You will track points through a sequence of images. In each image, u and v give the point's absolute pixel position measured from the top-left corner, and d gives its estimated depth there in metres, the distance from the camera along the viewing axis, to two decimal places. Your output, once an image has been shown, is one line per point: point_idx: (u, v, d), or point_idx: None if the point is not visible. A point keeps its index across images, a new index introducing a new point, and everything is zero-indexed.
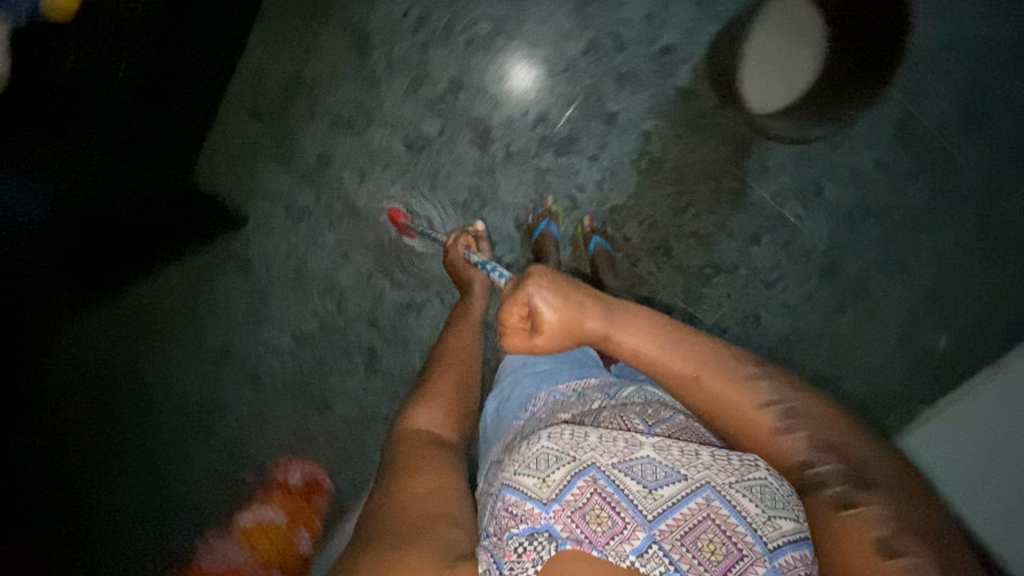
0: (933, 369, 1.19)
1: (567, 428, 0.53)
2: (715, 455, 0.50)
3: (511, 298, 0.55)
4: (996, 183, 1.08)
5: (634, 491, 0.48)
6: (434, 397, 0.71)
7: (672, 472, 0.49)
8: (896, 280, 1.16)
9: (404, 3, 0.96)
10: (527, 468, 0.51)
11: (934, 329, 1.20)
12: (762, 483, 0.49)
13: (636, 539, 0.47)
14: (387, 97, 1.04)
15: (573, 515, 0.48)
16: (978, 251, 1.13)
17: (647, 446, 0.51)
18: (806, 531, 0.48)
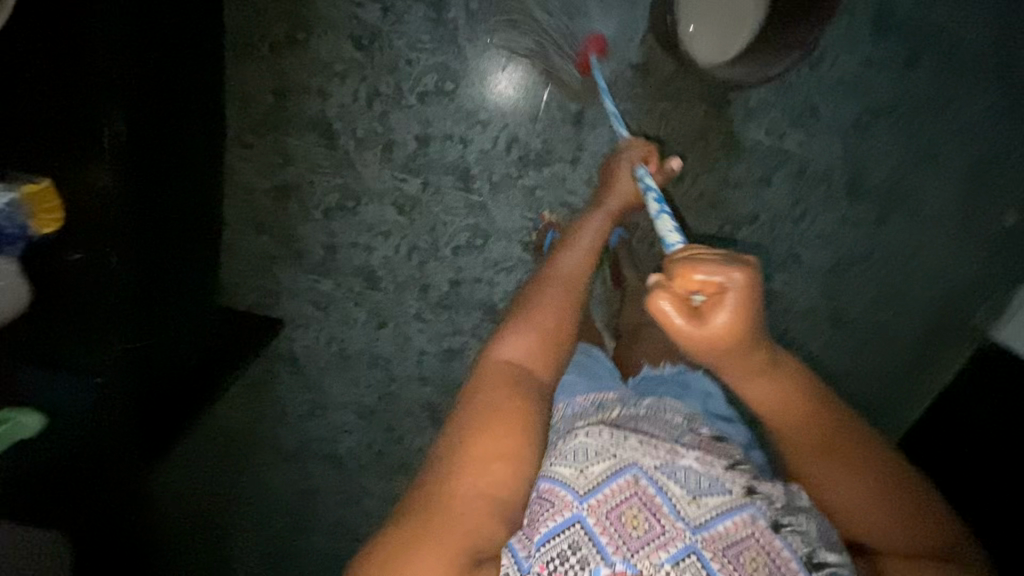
0: (991, 247, 1.13)
1: (605, 429, 0.61)
2: (753, 475, 0.61)
3: (721, 267, 0.48)
4: (1006, 37, 0.99)
5: (676, 496, 0.57)
6: (525, 320, 0.65)
7: (715, 483, 0.59)
8: (932, 171, 1.08)
9: (351, 84, 1.00)
10: (566, 464, 0.59)
11: (991, 208, 1.11)
12: (797, 510, 0.59)
13: (672, 547, 0.55)
14: (365, 173, 1.07)
15: (610, 509, 0.55)
16: (1009, 113, 1.04)
17: (689, 457, 0.60)
18: (820, 550, 0.58)
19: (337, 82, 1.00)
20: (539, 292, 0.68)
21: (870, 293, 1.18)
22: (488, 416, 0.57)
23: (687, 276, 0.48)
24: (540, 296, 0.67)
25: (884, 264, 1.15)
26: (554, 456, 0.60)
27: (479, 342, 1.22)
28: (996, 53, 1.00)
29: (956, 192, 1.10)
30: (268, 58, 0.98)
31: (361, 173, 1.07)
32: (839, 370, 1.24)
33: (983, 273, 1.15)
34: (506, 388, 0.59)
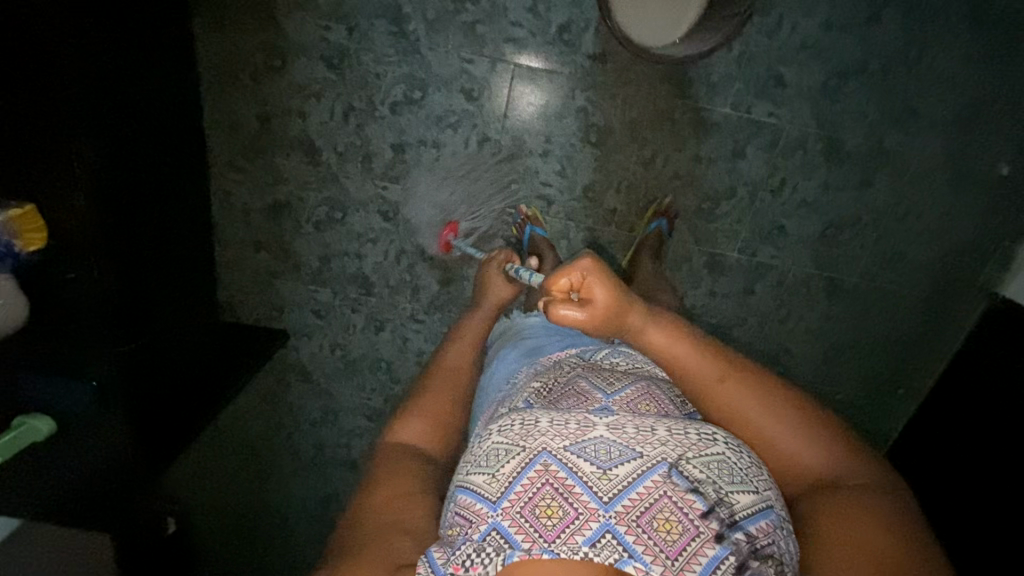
0: (988, 199, 1.10)
1: (517, 420, 0.58)
2: (670, 433, 0.55)
3: (575, 263, 0.57)
4: None
5: (589, 473, 0.52)
6: (425, 409, 0.74)
7: (628, 451, 0.53)
8: (914, 127, 1.05)
9: (327, 103, 1.07)
10: (480, 468, 0.56)
11: (981, 157, 1.08)
12: (719, 460, 0.53)
13: (587, 530, 0.50)
14: (349, 184, 1.13)
15: (523, 507, 0.52)
16: (989, 59, 1.01)
17: (600, 427, 0.56)
18: (761, 501, 0.52)
19: (314, 102, 1.07)
20: (431, 386, 0.78)
21: (866, 257, 1.15)
22: (383, 487, 0.62)
23: (556, 279, 0.58)
24: (427, 391, 0.78)
25: (877, 227, 1.12)
26: (471, 463, 0.57)
27: None
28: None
29: (942, 146, 1.07)
30: (250, 85, 1.06)
31: (345, 185, 1.13)
32: (843, 339, 1.21)
33: (982, 226, 1.12)
34: (403, 465, 0.66)
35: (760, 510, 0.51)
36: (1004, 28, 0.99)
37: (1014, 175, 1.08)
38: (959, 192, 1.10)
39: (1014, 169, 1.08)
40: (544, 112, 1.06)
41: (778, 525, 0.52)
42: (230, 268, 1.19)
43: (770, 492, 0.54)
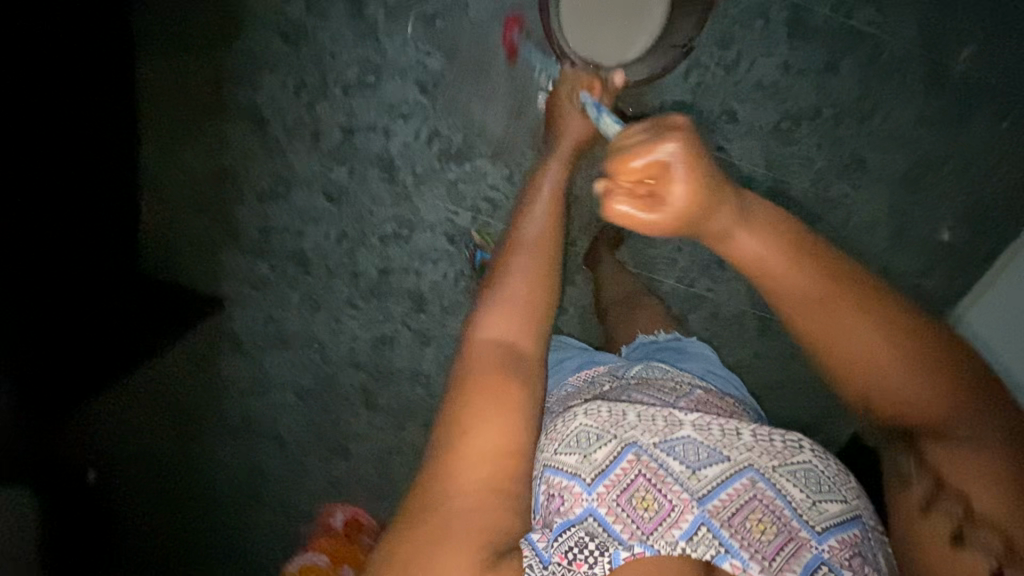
0: (927, 261, 1.10)
1: (604, 406, 0.57)
2: (757, 437, 0.54)
3: (653, 142, 0.47)
4: (931, 45, 0.96)
5: (677, 471, 0.51)
6: (499, 299, 0.57)
7: (716, 453, 0.52)
8: (861, 182, 1.06)
9: (280, 76, 1.06)
10: (568, 447, 0.54)
11: (924, 219, 1.08)
12: (807, 469, 0.53)
13: (683, 522, 0.49)
14: (296, 160, 1.12)
15: (618, 494, 0.50)
16: (941, 123, 1.01)
17: (688, 426, 0.54)
18: (851, 511, 0.51)
19: (267, 74, 1.06)
20: (507, 266, 0.59)
21: None
22: (439, 437, 0.50)
23: (625, 162, 0.48)
24: (507, 268, 0.59)
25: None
26: (556, 441, 0.55)
27: (409, 331, 1.24)
28: (925, 60, 0.97)
29: (887, 204, 1.07)
30: (204, 46, 1.04)
31: (292, 160, 1.11)
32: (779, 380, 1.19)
33: (918, 287, 1.12)
34: (494, 371, 0.52)
35: (849, 518, 0.51)
36: (959, 96, 1.00)
37: (953, 241, 1.09)
38: (898, 251, 1.10)
39: (953, 236, 1.08)
40: (511, 113, 1.05)
41: (866, 532, 0.51)
42: (165, 230, 1.17)
43: (858, 503, 0.53)
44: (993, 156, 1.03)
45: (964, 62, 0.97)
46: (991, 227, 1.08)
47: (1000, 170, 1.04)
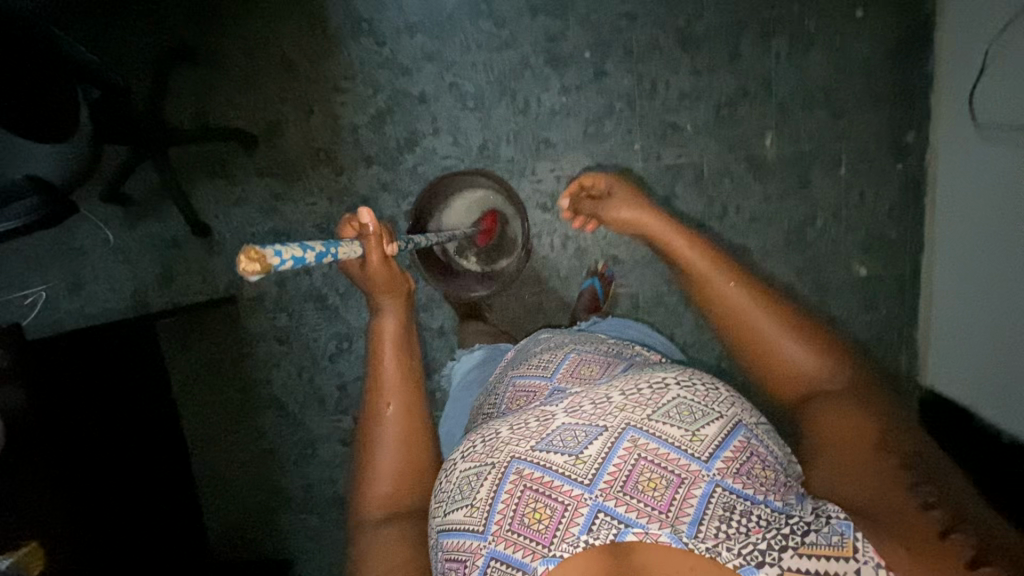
0: (863, 297, 1.15)
1: (480, 438, 0.71)
2: (626, 397, 0.67)
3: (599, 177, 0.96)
4: (740, 146, 1.15)
5: (563, 462, 0.64)
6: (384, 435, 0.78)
7: (594, 427, 0.65)
8: (755, 261, 1.17)
9: (282, 367, 1.36)
10: (457, 504, 0.67)
11: (832, 266, 1.16)
12: (678, 403, 0.66)
13: (580, 518, 0.61)
14: (313, 421, 1.36)
15: (511, 518, 0.63)
16: (789, 192, 1.15)
17: (559, 415, 0.69)
18: (724, 428, 0.64)
19: (275, 369, 1.36)
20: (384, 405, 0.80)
21: None
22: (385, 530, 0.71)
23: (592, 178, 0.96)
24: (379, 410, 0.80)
25: None
26: (445, 502, 0.68)
27: None
28: (741, 158, 1.15)
29: (790, 269, 1.16)
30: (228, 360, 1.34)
31: (309, 426, 1.36)
32: None
33: (869, 323, 1.15)
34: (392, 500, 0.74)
35: (731, 426, 0.64)
36: (790, 168, 1.14)
37: (870, 273, 1.15)
38: (827, 300, 1.16)
39: (869, 268, 1.15)
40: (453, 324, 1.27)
41: (749, 436, 0.64)
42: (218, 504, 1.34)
43: (734, 408, 0.66)
44: (855, 195, 1.13)
45: (773, 145, 1.14)
46: (896, 247, 1.14)
47: (869, 202, 1.13)
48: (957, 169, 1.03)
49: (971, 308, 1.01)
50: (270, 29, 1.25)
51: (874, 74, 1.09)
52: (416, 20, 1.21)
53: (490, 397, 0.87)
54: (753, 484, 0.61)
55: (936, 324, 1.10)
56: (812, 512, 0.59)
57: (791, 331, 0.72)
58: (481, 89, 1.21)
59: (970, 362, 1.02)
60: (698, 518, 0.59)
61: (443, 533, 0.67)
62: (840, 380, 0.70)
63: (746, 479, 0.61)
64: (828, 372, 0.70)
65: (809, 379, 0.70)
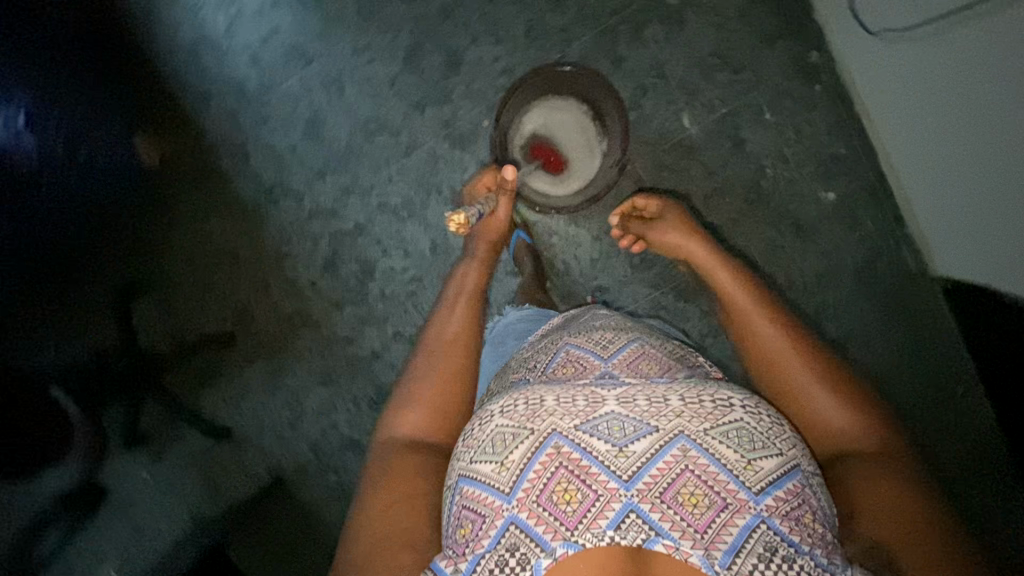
0: (845, 219, 1.14)
1: (523, 401, 0.60)
2: (684, 402, 0.57)
3: (647, 194, 1.05)
4: (665, 138, 1.14)
5: (604, 451, 0.54)
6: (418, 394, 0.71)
7: (644, 425, 0.55)
8: (731, 233, 1.16)
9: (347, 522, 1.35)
10: (485, 454, 0.57)
11: (802, 204, 1.15)
12: (739, 427, 0.55)
13: (610, 513, 0.52)
14: None
15: (538, 491, 0.53)
16: (731, 157, 1.14)
17: (611, 402, 0.58)
18: (793, 462, 0.55)
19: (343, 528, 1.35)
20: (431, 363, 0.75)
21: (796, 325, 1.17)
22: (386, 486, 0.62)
23: (641, 196, 1.05)
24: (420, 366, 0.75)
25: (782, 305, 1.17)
26: (474, 448, 0.58)
27: None
28: (671, 147, 1.14)
29: (766, 224, 1.15)
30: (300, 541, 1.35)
31: None
32: None
33: (860, 240, 1.14)
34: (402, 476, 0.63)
35: (792, 469, 0.54)
36: (721, 136, 1.13)
37: (841, 195, 1.14)
38: (812, 237, 1.16)
39: (838, 191, 1.14)
40: None
41: (806, 483, 0.54)
42: None
43: (797, 452, 0.56)
44: (791, 132, 1.12)
45: (694, 123, 1.13)
46: (854, 160, 1.12)
47: (808, 132, 1.12)
48: (872, 76, 1.01)
49: (943, 194, 0.98)
50: (201, 231, 1.27)
51: (752, 20, 1.10)
52: (322, 164, 1.22)
53: (534, 353, 0.74)
54: (802, 532, 0.50)
55: (920, 214, 1.07)
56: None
57: (825, 379, 0.64)
58: (406, 196, 1.21)
59: (968, 243, 0.98)
60: (733, 549, 0.50)
61: (461, 478, 0.57)
62: (880, 438, 0.60)
63: (799, 524, 0.51)
64: (869, 429, 0.61)
65: (841, 429, 0.61)
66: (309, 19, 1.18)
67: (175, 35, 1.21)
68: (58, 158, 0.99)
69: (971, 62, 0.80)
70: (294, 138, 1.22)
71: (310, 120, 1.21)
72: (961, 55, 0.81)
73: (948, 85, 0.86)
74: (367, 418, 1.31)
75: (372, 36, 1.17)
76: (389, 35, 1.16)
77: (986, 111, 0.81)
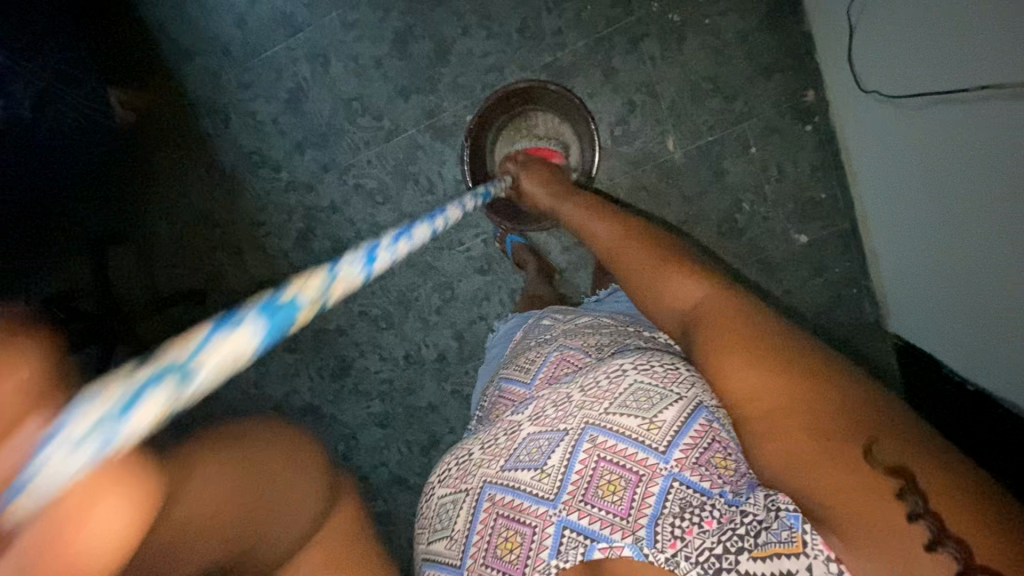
0: (815, 262, 1.13)
1: (455, 463, 0.68)
2: (585, 394, 0.62)
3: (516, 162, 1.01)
4: (648, 156, 1.12)
5: (528, 479, 0.59)
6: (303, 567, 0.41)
7: (556, 433, 0.61)
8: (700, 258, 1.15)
9: None
10: (438, 534, 0.65)
11: (776, 240, 1.13)
12: (636, 390, 0.60)
13: (548, 538, 0.57)
14: None
15: (485, 550, 0.60)
16: (711, 183, 1.12)
17: (526, 426, 0.64)
18: (686, 408, 0.57)
19: None
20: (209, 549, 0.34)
21: None
22: None
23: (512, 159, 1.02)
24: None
25: None
26: (431, 528, 0.66)
27: None
28: (649, 167, 1.12)
29: (733, 256, 1.14)
30: None
31: None
32: None
33: (823, 284, 1.13)
34: None
35: (692, 411, 0.57)
36: (702, 163, 1.11)
37: (812, 238, 1.12)
38: (777, 276, 1.14)
39: (810, 234, 1.12)
40: (441, 400, 1.29)
41: (713, 419, 0.57)
42: None
43: (698, 391, 0.59)
44: (773, 169, 1.10)
45: (678, 147, 1.11)
46: (830, 204, 1.11)
47: (790, 172, 1.10)
48: (860, 127, 0.99)
49: (914, 259, 0.97)
50: (174, 191, 1.26)
51: (752, 47, 1.06)
52: (302, 137, 1.21)
53: (484, 399, 0.81)
54: (709, 476, 0.54)
55: (884, 255, 1.06)
56: (765, 506, 0.48)
57: (662, 268, 0.67)
58: (383, 181, 1.20)
59: (929, 314, 0.97)
60: (654, 521, 0.53)
61: (428, 561, 0.66)
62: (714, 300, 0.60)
63: (704, 471, 0.54)
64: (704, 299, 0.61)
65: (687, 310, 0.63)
66: None
67: None
68: (25, 124, 0.92)
69: (942, 151, 0.81)
70: (276, 108, 1.20)
71: (292, 91, 1.19)
72: (959, 143, 0.77)
73: (937, 166, 0.83)
74: (331, 386, 1.31)
75: (363, 11, 1.14)
76: (379, 13, 1.14)
77: (973, 209, 0.78)
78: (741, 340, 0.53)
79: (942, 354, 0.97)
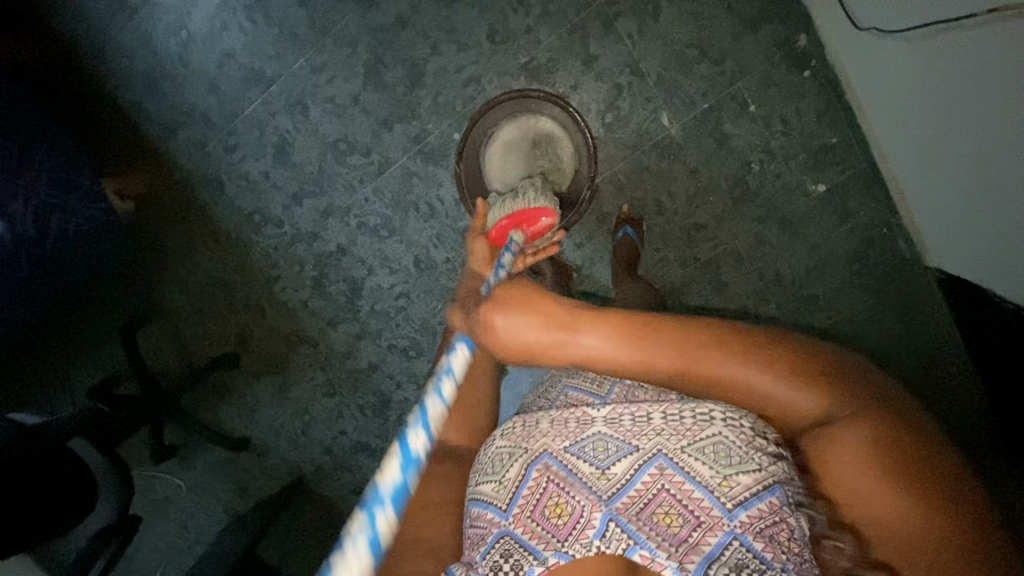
0: (839, 210, 1.08)
1: (521, 422, 0.60)
2: (667, 420, 0.54)
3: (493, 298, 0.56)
4: (646, 136, 1.08)
5: (588, 473, 0.53)
6: None
7: (626, 445, 0.53)
8: (719, 229, 1.10)
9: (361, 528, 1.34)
10: (486, 476, 0.59)
11: (795, 195, 1.08)
12: (717, 442, 0.51)
13: (597, 521, 0.52)
14: None
15: (533, 508, 0.54)
16: (716, 150, 1.07)
17: (599, 422, 0.55)
18: (773, 473, 0.50)
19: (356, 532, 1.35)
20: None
21: (788, 318, 1.12)
22: None
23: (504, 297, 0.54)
24: None
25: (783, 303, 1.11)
26: (479, 469, 0.61)
27: None
28: (648, 148, 1.08)
29: (753, 220, 1.09)
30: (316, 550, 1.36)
31: None
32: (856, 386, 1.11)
33: (851, 231, 1.08)
34: None
35: (769, 484, 0.50)
36: (702, 132, 1.07)
37: (831, 186, 1.07)
38: (801, 231, 1.09)
39: (827, 182, 1.07)
40: None
41: (789, 498, 0.50)
42: None
43: (779, 464, 0.51)
44: (778, 123, 1.05)
45: (673, 121, 1.07)
46: (844, 148, 1.06)
47: (795, 121, 1.05)
48: (862, 63, 0.95)
49: (949, 193, 0.90)
50: (188, 262, 1.27)
51: (732, 3, 1.02)
52: (296, 188, 1.20)
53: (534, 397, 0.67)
54: (775, 549, 0.48)
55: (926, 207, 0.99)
56: None
57: (743, 353, 0.48)
58: (385, 215, 1.19)
59: (975, 248, 0.90)
60: (703, 563, 0.49)
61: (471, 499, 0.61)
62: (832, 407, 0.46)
63: (774, 544, 0.49)
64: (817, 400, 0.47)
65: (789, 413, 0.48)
66: (263, 39, 1.14)
67: (130, 65, 1.19)
68: (32, 241, 0.94)
69: (957, 74, 0.75)
70: (266, 164, 1.20)
71: (278, 145, 1.18)
72: (974, 63, 0.72)
73: (953, 92, 0.78)
74: (375, 423, 1.28)
75: (330, 51, 1.13)
76: (346, 49, 1.12)
77: (998, 132, 0.73)
78: (865, 454, 0.45)
79: (991, 287, 0.91)
